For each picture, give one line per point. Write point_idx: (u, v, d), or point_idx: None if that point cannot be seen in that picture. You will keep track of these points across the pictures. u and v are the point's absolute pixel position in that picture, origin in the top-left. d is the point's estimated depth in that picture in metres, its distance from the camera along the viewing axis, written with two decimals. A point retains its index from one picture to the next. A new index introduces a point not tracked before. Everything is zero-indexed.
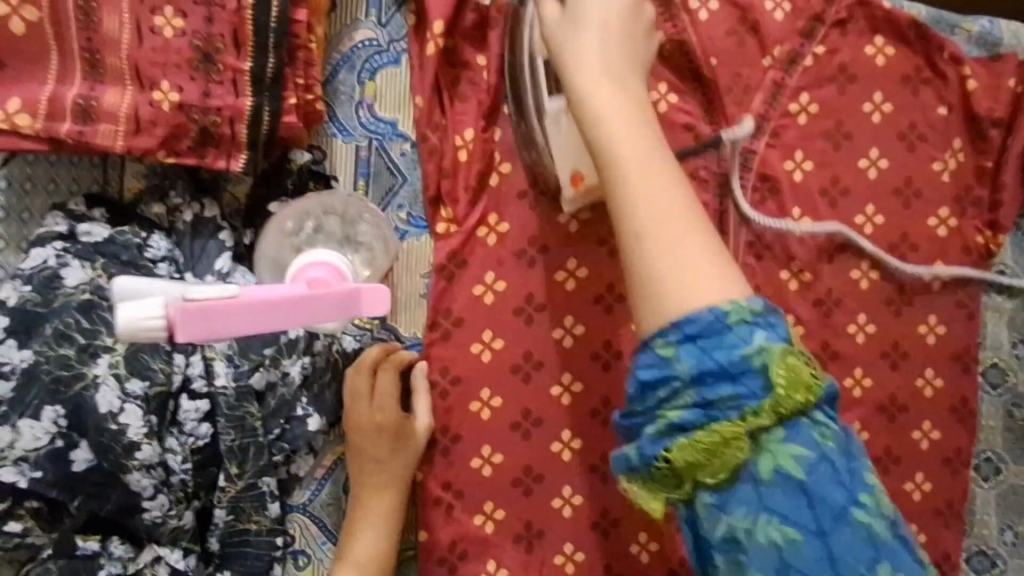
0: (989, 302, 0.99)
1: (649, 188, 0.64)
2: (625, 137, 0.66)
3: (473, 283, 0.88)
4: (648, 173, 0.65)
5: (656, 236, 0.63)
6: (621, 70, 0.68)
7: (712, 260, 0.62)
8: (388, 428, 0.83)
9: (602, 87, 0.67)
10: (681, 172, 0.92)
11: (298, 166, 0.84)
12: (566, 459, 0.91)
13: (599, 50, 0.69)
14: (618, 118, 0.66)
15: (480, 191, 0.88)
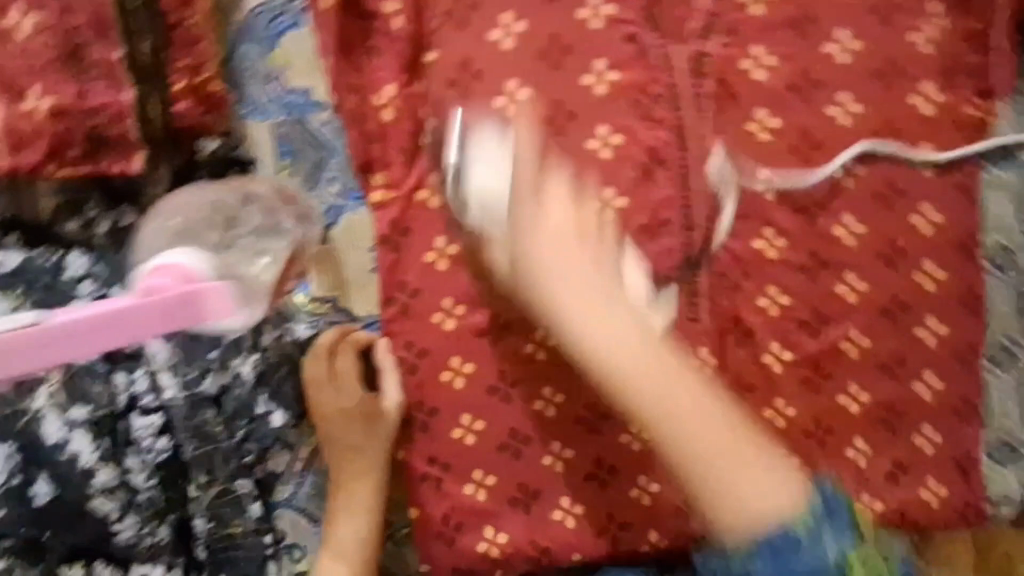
0: (989, 178, 0.90)
1: (656, 389, 0.78)
2: (641, 370, 0.77)
3: (423, 250, 0.83)
4: (672, 397, 0.79)
5: (690, 439, 0.79)
6: (637, 334, 0.79)
7: (755, 455, 0.79)
8: (356, 412, 0.80)
9: (606, 331, 0.78)
10: (631, 90, 0.83)
11: (208, 155, 0.81)
12: (551, 415, 0.89)
13: (540, 239, 0.80)
14: (644, 370, 0.79)
15: (414, 151, 0.82)
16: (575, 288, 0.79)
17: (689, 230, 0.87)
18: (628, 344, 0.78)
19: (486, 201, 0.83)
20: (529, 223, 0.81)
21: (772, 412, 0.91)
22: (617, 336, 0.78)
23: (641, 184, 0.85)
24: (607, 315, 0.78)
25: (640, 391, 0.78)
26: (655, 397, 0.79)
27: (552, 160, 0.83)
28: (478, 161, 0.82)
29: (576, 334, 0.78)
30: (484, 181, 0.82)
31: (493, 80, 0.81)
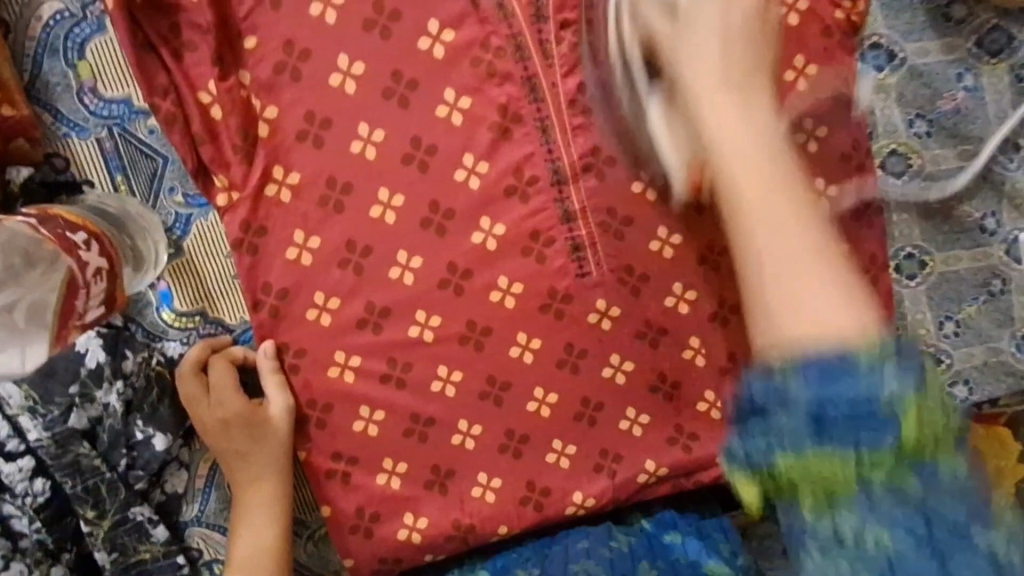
0: (869, 82, 0.86)
1: (740, 92, 0.51)
2: (730, 128, 0.51)
3: (283, 247, 0.80)
4: (757, 144, 0.50)
5: (730, 137, 0.51)
6: (746, 49, 0.52)
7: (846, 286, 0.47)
8: (237, 421, 0.78)
9: (707, 16, 0.51)
10: (469, 49, 0.79)
11: (21, 185, 0.76)
12: (451, 394, 0.87)
13: (716, 32, 0.51)
14: (722, 3, 0.51)
15: (252, 147, 0.78)
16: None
17: (558, 184, 0.83)
18: (716, 103, 0.51)
19: None
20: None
21: (691, 351, 0.89)
22: (735, 47, 0.51)
23: (499, 144, 0.81)
24: (750, 103, 0.51)
25: None
26: (718, 157, 0.50)
27: (407, 135, 0.80)
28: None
29: (683, 72, 0.52)
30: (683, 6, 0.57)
31: (321, 58, 0.77)
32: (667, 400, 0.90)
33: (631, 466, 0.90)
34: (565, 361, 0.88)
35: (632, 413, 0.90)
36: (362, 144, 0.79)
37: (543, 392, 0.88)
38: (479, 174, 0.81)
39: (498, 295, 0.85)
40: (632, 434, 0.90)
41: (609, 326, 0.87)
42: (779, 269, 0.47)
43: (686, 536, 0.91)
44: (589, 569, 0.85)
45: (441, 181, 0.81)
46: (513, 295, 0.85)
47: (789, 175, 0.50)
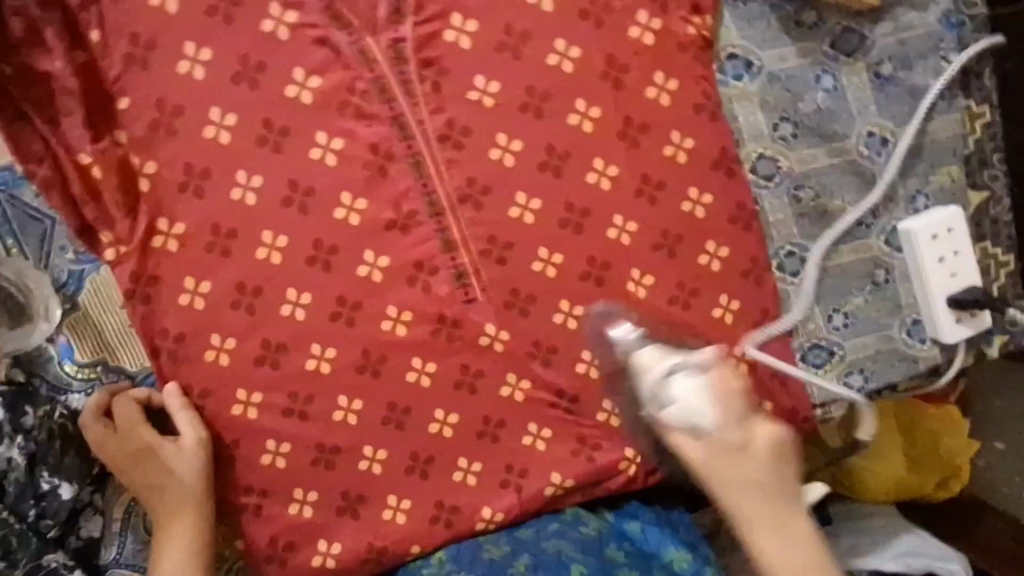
0: (730, 91, 0.90)
1: (772, 519, 0.75)
2: (777, 550, 0.74)
3: (176, 293, 0.83)
4: (769, 504, 0.75)
5: (766, 538, 0.75)
6: (773, 475, 0.75)
7: (830, 571, 0.74)
8: (149, 454, 0.82)
9: (750, 466, 0.74)
10: (336, 93, 0.82)
11: None
12: (354, 422, 0.90)
13: (754, 494, 0.75)
14: (731, 465, 0.74)
15: (135, 202, 0.82)
16: (758, 458, 0.74)
17: (437, 214, 0.86)
18: (749, 496, 0.75)
19: (688, 411, 0.74)
20: (721, 451, 0.74)
21: (584, 365, 0.92)
22: (772, 494, 0.75)
23: (375, 181, 0.84)
24: (776, 502, 0.75)
25: (743, 522, 0.75)
26: (775, 575, 0.74)
27: (283, 179, 0.83)
28: (681, 379, 0.74)
29: (735, 514, 0.76)
30: (685, 400, 0.73)
31: (192, 113, 0.80)
32: (567, 413, 0.93)
33: (537, 480, 0.93)
34: (462, 382, 0.91)
35: (534, 428, 0.93)
36: (242, 191, 0.82)
37: (444, 413, 0.91)
38: (358, 211, 0.85)
39: (389, 324, 0.88)
40: (536, 448, 0.93)
41: (502, 348, 0.91)
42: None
43: (645, 525, 0.94)
44: (563, 550, 0.90)
45: (321, 220, 0.84)
46: (404, 323, 0.88)
47: (821, 561, 0.75)
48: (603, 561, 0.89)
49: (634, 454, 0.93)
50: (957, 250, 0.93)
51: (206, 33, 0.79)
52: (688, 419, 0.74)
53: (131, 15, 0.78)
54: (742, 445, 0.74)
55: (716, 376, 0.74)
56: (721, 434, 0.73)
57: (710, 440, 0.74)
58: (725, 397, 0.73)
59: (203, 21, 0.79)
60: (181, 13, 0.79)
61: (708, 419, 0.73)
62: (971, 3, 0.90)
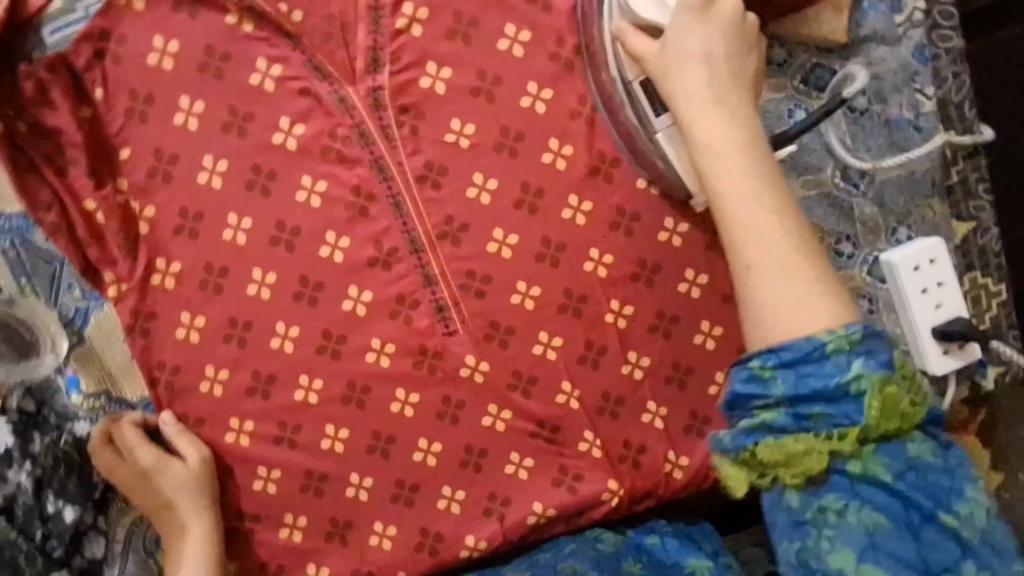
0: None
1: (768, 218, 0.73)
2: (723, 144, 0.76)
3: (172, 328, 0.89)
4: (739, 138, 0.76)
5: (716, 141, 0.76)
6: (720, 68, 0.79)
7: (790, 221, 0.74)
8: (152, 475, 0.87)
9: (704, 39, 0.79)
10: (318, 140, 0.87)
11: None
12: (341, 450, 0.93)
13: (710, 97, 0.78)
14: (718, 39, 0.79)
15: (135, 243, 0.88)
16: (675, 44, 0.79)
17: (417, 251, 0.90)
18: (716, 121, 0.77)
19: (662, 2, 0.81)
20: (694, 57, 0.79)
21: (564, 396, 0.94)
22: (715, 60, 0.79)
23: (357, 219, 0.89)
24: (748, 141, 0.76)
25: (693, 135, 0.77)
26: (726, 198, 0.75)
27: (272, 219, 0.88)
28: (642, 3, 0.82)
29: (678, 105, 0.79)
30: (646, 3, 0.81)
31: (188, 161, 0.87)
32: (548, 443, 0.95)
33: (519, 508, 0.94)
34: (444, 413, 0.93)
35: (516, 457, 0.95)
36: (233, 232, 0.88)
37: (427, 442, 0.94)
38: (342, 249, 0.89)
39: (373, 355, 0.92)
40: (519, 477, 0.95)
41: (482, 379, 0.93)
42: (767, 249, 0.72)
43: (664, 537, 0.93)
44: (575, 569, 0.88)
45: (307, 257, 0.89)
46: (387, 354, 0.92)
47: (776, 185, 0.75)
48: (618, 574, 0.88)
49: (617, 486, 0.94)
50: (940, 282, 0.90)
51: (199, 88, 0.86)
52: (660, 6, 0.81)
53: (131, 74, 0.85)
54: (703, 13, 0.79)
55: None
56: (682, 19, 0.80)
57: (663, 37, 0.80)
58: None
59: (195, 77, 0.85)
60: (176, 70, 0.85)
61: (673, 3, 0.81)
62: (945, 36, 0.91)
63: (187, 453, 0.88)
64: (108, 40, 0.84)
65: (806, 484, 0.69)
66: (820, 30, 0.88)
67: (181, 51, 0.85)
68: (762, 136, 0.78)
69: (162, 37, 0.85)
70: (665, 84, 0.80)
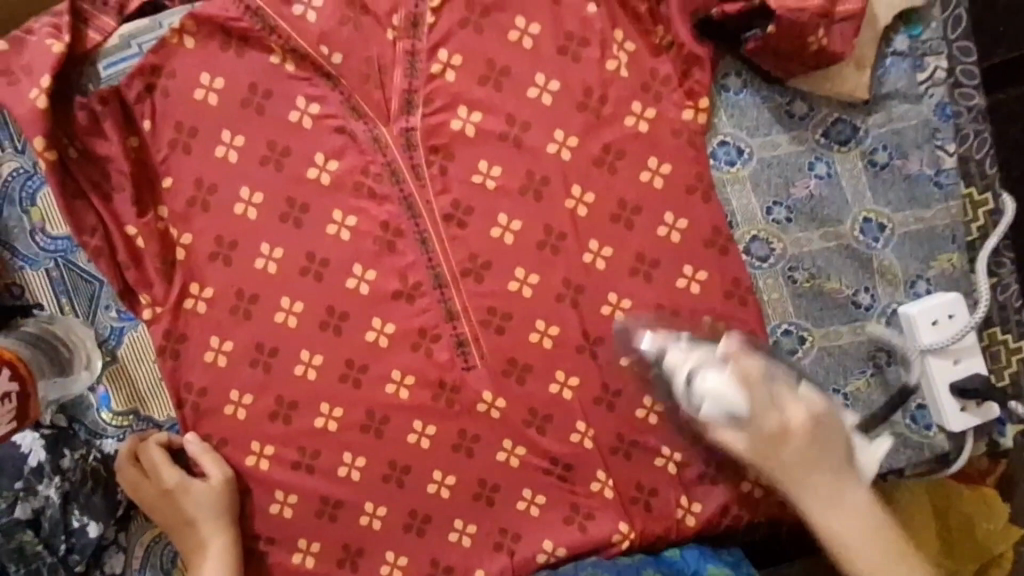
0: (724, 175, 0.93)
1: (840, 499, 0.80)
2: (830, 517, 0.80)
3: (201, 351, 0.92)
4: (838, 483, 0.80)
5: (810, 483, 0.80)
6: (802, 425, 0.80)
7: (858, 497, 0.80)
8: (175, 493, 0.89)
9: (777, 416, 0.80)
10: (350, 175, 0.91)
11: None
12: (357, 478, 0.95)
13: (798, 453, 0.79)
14: (795, 445, 0.79)
15: (172, 268, 0.91)
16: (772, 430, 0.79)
17: (440, 285, 0.92)
18: (796, 452, 0.79)
19: (722, 397, 0.79)
20: (794, 445, 0.79)
21: (579, 435, 0.95)
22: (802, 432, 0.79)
23: (384, 253, 0.92)
24: (841, 481, 0.80)
25: (805, 506, 0.81)
26: (839, 540, 0.79)
27: (302, 251, 0.92)
28: (705, 373, 0.80)
29: (801, 503, 0.81)
30: (716, 382, 0.79)
31: (227, 192, 0.90)
32: (561, 481, 0.95)
33: (530, 544, 0.95)
34: (460, 446, 0.95)
35: (528, 494, 0.95)
36: (265, 261, 0.92)
37: (441, 474, 0.95)
38: (368, 281, 0.92)
39: (393, 386, 0.94)
40: (530, 513, 0.95)
41: (498, 414, 0.95)
42: (877, 532, 0.79)
43: (683, 550, 0.94)
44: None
45: (334, 288, 0.92)
46: (406, 386, 0.94)
47: (850, 474, 0.81)
48: None
49: (629, 528, 0.94)
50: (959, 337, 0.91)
51: (241, 123, 0.90)
52: (727, 404, 0.79)
53: (177, 108, 0.89)
54: (781, 432, 0.79)
55: (734, 361, 0.81)
56: (756, 419, 0.79)
57: (749, 427, 0.80)
58: (744, 375, 0.79)
59: (237, 113, 0.90)
60: (220, 105, 0.90)
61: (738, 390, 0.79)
62: (968, 94, 0.92)
63: (210, 473, 0.91)
64: (159, 76, 0.89)
65: None
66: (841, 87, 0.91)
67: (227, 88, 0.89)
68: (858, 498, 0.80)
69: (208, 75, 0.89)
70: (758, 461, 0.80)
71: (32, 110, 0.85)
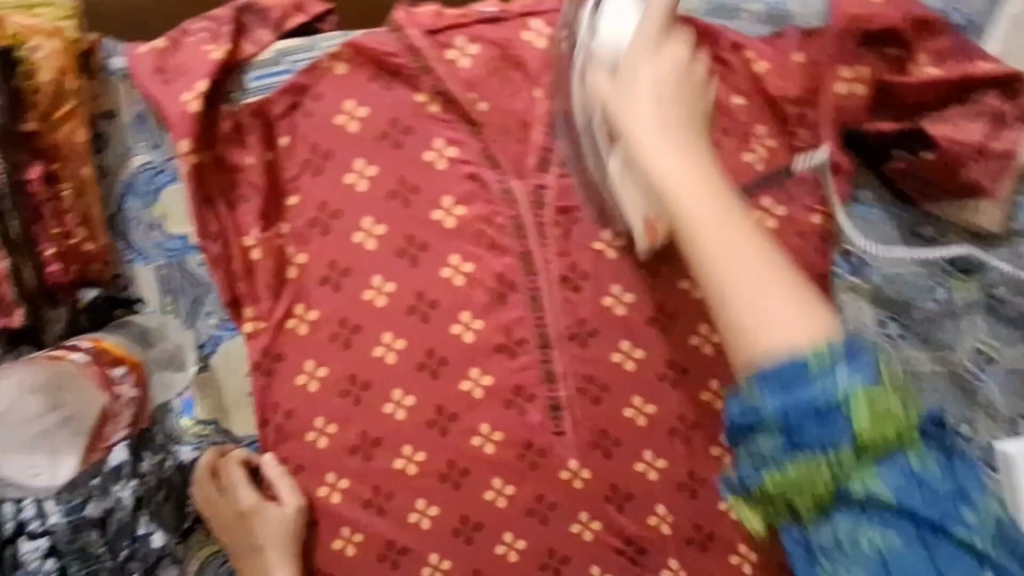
0: (843, 283, 0.91)
1: (722, 221, 0.68)
2: (678, 174, 0.70)
3: (294, 373, 0.91)
4: (704, 189, 0.69)
5: (676, 190, 0.69)
6: (668, 75, 0.74)
7: (743, 228, 0.67)
8: (249, 515, 0.88)
9: (654, 74, 0.74)
10: (475, 223, 0.90)
11: (87, 304, 0.91)
12: (426, 526, 0.92)
13: (650, 103, 0.73)
14: (674, 94, 0.73)
15: (281, 286, 0.91)
16: (629, 54, 0.75)
17: (544, 346, 0.91)
18: (677, 172, 0.70)
19: (618, 31, 0.78)
20: (643, 56, 0.74)
21: (656, 518, 0.93)
22: (660, 67, 0.75)
23: (495, 306, 0.91)
24: (688, 150, 0.72)
25: (624, 117, 0.74)
26: (677, 199, 0.69)
27: (415, 290, 0.90)
28: (614, 16, 0.79)
29: (635, 144, 0.73)
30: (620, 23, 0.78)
31: (350, 220, 0.89)
32: (631, 563, 0.93)
33: None
34: (535, 511, 0.93)
35: (596, 571, 0.93)
36: (374, 293, 0.90)
37: (512, 537, 0.93)
38: (474, 330, 0.91)
39: (479, 440, 0.92)
40: None
41: (581, 485, 0.92)
42: (737, 272, 0.65)
43: None
44: None
45: (438, 331, 0.91)
46: (493, 442, 0.92)
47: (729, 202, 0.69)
48: None
49: None
50: None
51: (375, 155, 0.89)
52: (616, 42, 0.78)
53: (316, 130, 0.89)
54: (653, 55, 0.74)
55: None
56: (636, 44, 0.75)
57: (619, 70, 0.76)
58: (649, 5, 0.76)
59: (375, 144, 0.89)
60: (359, 133, 0.89)
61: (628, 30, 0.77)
62: None
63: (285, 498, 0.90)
64: (305, 95, 0.90)
65: (818, 513, 0.63)
66: (976, 219, 0.90)
67: (369, 117, 0.89)
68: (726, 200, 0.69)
69: (353, 102, 0.89)
70: (606, 99, 0.77)
71: (184, 112, 0.86)
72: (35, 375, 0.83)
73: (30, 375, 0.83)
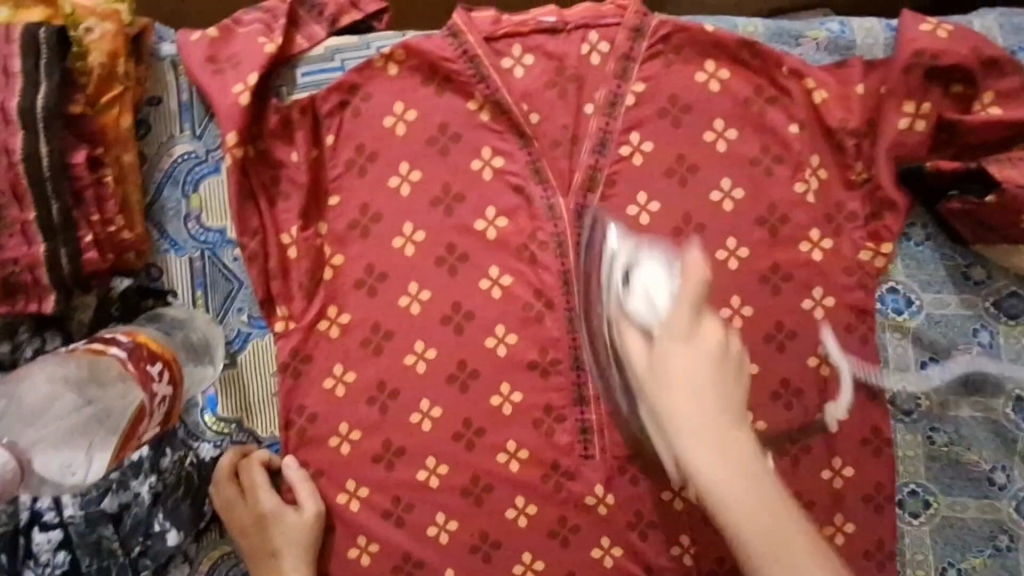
0: (888, 321, 0.90)
1: (761, 513, 0.59)
2: (710, 446, 0.60)
3: (323, 376, 0.89)
4: (730, 451, 0.60)
5: (707, 456, 0.60)
6: (700, 362, 0.62)
7: (778, 502, 0.59)
8: (268, 518, 0.86)
9: (687, 360, 0.62)
10: (517, 237, 0.89)
11: (119, 294, 0.87)
12: (444, 541, 0.89)
13: (688, 395, 0.61)
14: (692, 376, 0.61)
15: (315, 287, 0.90)
16: (660, 336, 0.63)
17: (578, 366, 0.89)
18: (710, 452, 0.60)
19: (652, 302, 0.66)
20: (677, 338, 0.62)
21: (679, 549, 0.90)
22: (693, 356, 0.62)
23: (531, 322, 0.89)
24: (727, 445, 0.61)
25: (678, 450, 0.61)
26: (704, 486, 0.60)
27: (450, 301, 0.89)
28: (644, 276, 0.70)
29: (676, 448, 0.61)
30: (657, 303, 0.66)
31: (390, 224, 0.88)
32: None
33: None
34: (556, 533, 0.89)
35: None
36: (409, 300, 0.88)
37: (531, 558, 0.89)
38: (507, 344, 0.89)
39: (504, 457, 0.89)
40: None
41: (604, 511, 0.90)
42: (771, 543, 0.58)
43: None
44: None
45: (471, 343, 0.89)
46: (518, 459, 0.89)
47: (765, 485, 0.60)
48: None
49: None
50: None
51: (421, 160, 0.88)
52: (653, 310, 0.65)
53: (364, 132, 0.89)
54: (686, 338, 0.62)
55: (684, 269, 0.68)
56: (669, 325, 0.63)
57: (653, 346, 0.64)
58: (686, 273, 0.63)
59: (422, 149, 0.89)
60: (406, 137, 0.89)
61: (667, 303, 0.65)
62: None
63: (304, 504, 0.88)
64: (355, 95, 0.89)
65: None
66: None
67: (418, 122, 0.89)
68: (758, 463, 0.61)
69: (403, 105, 0.89)
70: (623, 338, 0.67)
71: (234, 104, 0.86)
72: (71, 367, 0.80)
73: (68, 367, 0.81)
